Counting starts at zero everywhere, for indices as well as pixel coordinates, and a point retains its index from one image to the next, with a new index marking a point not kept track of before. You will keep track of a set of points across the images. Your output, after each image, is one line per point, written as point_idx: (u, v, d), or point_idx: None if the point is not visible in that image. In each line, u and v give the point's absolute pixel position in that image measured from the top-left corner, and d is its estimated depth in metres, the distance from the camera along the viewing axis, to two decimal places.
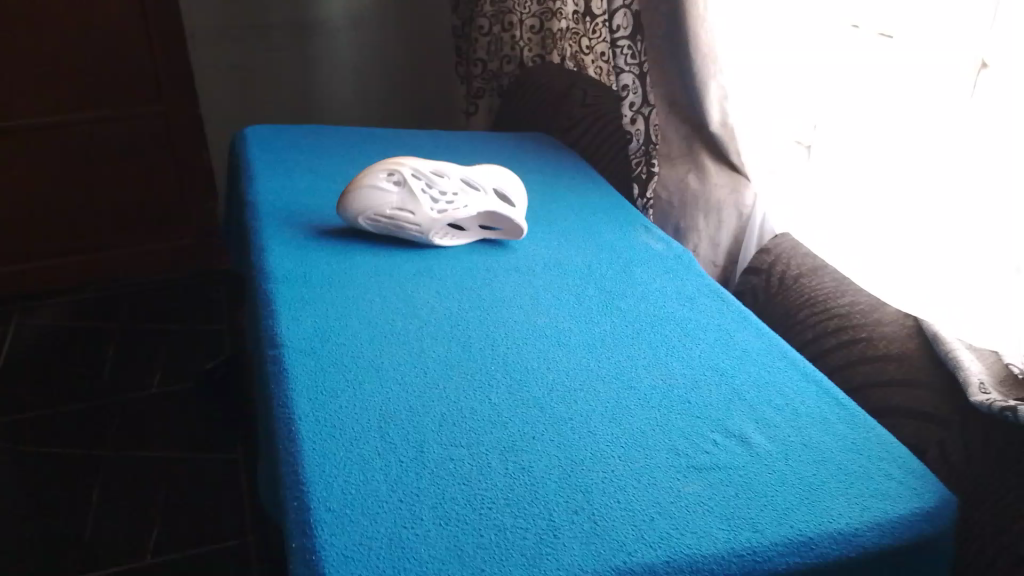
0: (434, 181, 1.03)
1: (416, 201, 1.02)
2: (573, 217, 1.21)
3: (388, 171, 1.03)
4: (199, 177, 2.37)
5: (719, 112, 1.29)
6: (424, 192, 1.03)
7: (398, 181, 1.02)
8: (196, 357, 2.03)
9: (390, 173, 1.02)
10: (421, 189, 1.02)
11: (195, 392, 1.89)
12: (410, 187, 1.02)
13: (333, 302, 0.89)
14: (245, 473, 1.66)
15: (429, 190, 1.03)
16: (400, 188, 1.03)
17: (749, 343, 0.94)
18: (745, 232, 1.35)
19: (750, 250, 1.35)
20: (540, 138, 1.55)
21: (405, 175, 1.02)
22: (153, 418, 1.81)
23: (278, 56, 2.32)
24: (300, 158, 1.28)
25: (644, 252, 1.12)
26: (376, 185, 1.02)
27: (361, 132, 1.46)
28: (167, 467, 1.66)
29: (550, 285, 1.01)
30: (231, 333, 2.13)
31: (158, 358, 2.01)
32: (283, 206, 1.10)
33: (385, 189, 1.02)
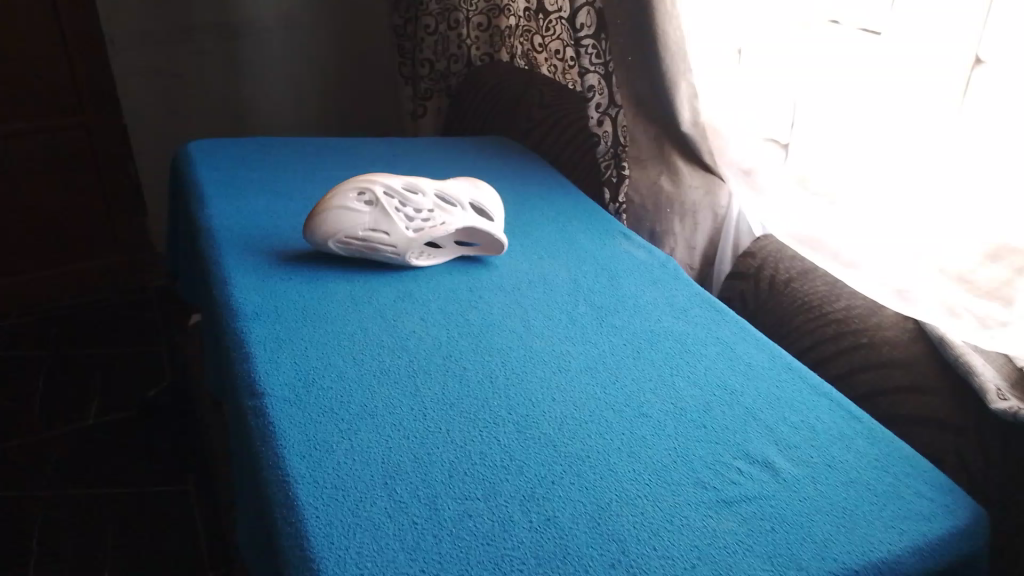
0: (409, 198, 0.96)
1: (391, 221, 0.95)
2: (550, 226, 1.15)
3: (358, 190, 0.95)
4: (126, 190, 2.22)
5: (690, 112, 1.25)
6: (399, 210, 0.96)
7: (371, 200, 0.95)
8: (137, 385, 1.89)
9: (361, 191, 0.95)
10: (395, 207, 0.95)
11: (140, 422, 1.77)
12: (384, 207, 0.95)
13: (313, 339, 0.81)
14: (201, 507, 1.55)
15: (404, 208, 0.96)
16: (372, 207, 0.95)
17: (753, 355, 0.90)
18: (720, 235, 1.31)
19: (728, 251, 1.31)
20: (499, 142, 1.49)
21: (377, 194, 0.95)
22: (94, 453, 1.68)
23: (207, 60, 2.19)
24: (254, 175, 1.19)
25: (629, 261, 1.07)
26: (347, 206, 0.94)
27: (315, 143, 1.37)
28: (115, 506, 1.54)
29: (539, 304, 0.95)
30: (171, 356, 2.00)
31: (95, 388, 1.87)
32: (244, 230, 1.02)
33: (356, 209, 0.94)
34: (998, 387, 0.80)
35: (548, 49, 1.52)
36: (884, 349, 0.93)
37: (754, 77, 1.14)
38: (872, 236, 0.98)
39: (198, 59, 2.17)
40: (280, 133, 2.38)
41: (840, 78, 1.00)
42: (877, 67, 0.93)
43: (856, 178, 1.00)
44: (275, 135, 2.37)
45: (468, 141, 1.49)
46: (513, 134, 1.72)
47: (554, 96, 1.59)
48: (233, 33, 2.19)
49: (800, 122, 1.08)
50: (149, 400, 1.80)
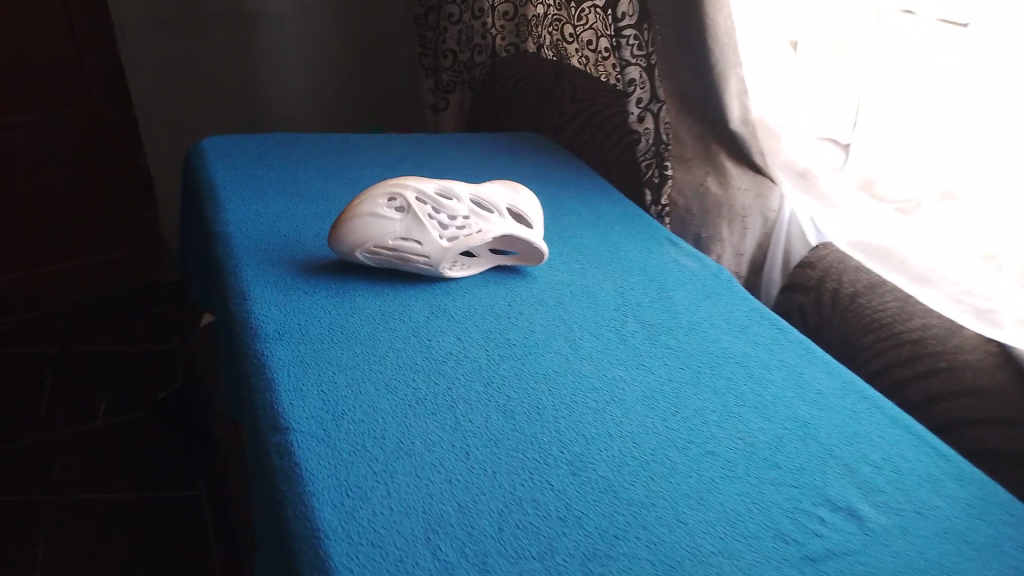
0: (442, 204, 0.88)
1: (423, 229, 0.87)
2: (590, 232, 1.07)
3: (389, 196, 0.87)
4: (137, 182, 2.15)
5: (739, 109, 1.15)
6: (432, 217, 0.88)
7: (402, 206, 0.87)
8: (146, 386, 1.82)
9: (391, 197, 0.87)
10: (428, 214, 0.88)
11: (151, 424, 1.70)
12: (416, 213, 0.87)
13: (341, 363, 0.74)
14: (214, 516, 1.48)
15: (437, 215, 0.88)
16: (403, 214, 0.87)
17: (823, 381, 0.82)
18: (770, 240, 1.21)
19: (777, 258, 1.21)
20: (530, 138, 1.41)
21: (409, 200, 0.87)
22: (103, 457, 1.61)
23: (220, 49, 2.11)
24: (272, 174, 1.11)
25: (679, 272, 0.99)
26: (376, 212, 0.86)
27: (336, 140, 1.29)
28: (124, 514, 1.48)
29: (585, 321, 0.87)
30: (182, 357, 1.92)
31: (104, 388, 1.81)
32: (263, 236, 0.94)
33: (386, 217, 0.86)
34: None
35: (580, 40, 1.45)
36: (960, 374, 0.82)
37: (812, 75, 1.06)
38: (934, 240, 0.93)
39: (211, 48, 2.09)
40: (294, 125, 2.30)
41: (915, 73, 0.91)
42: (963, 64, 0.85)
43: (926, 178, 0.93)
44: (290, 126, 2.30)
45: (498, 138, 1.40)
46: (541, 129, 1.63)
47: (587, 88, 1.48)
48: (247, 22, 2.11)
49: (863, 122, 0.99)
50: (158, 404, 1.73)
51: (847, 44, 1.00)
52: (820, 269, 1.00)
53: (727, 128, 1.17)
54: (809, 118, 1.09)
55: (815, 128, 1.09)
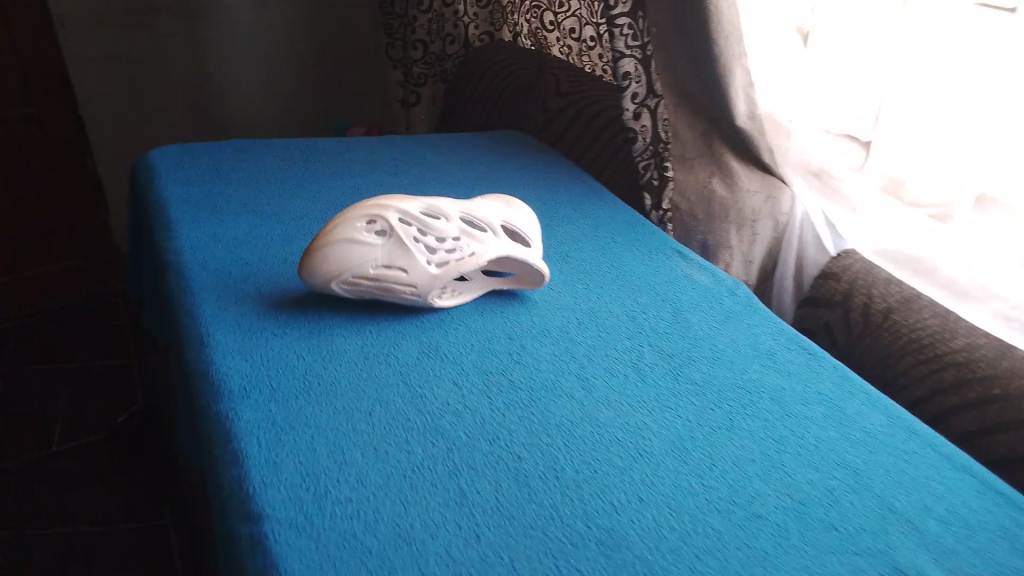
0: (430, 226, 0.77)
1: (409, 255, 0.76)
2: (590, 246, 0.97)
3: (368, 219, 0.75)
4: (88, 188, 1.99)
5: (745, 103, 1.06)
6: (418, 240, 0.77)
7: (383, 229, 0.76)
8: (101, 406, 1.66)
9: (370, 219, 0.75)
10: (413, 237, 0.76)
11: (106, 447, 1.55)
12: (400, 237, 0.76)
13: (320, 426, 0.62)
14: (179, 546, 1.32)
15: (424, 237, 0.77)
16: (385, 238, 0.76)
17: (867, 417, 0.72)
18: (780, 246, 1.12)
19: (789, 263, 1.11)
20: (513, 136, 1.30)
21: (392, 222, 0.75)
22: (54, 486, 1.45)
23: (170, 42, 1.96)
24: (231, 188, 0.99)
25: (692, 290, 0.89)
26: (353, 237, 0.75)
27: (303, 146, 1.17)
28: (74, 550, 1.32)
29: (597, 353, 0.76)
30: (139, 374, 1.77)
31: (56, 409, 1.65)
32: (224, 265, 0.82)
33: (365, 242, 0.75)
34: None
35: (561, 28, 1.38)
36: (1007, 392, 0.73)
37: (829, 67, 0.97)
38: (964, 246, 0.85)
39: (160, 41, 1.94)
40: (252, 121, 2.16)
41: (954, 65, 0.81)
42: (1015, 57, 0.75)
43: (959, 177, 0.84)
44: (250, 123, 2.15)
45: (479, 139, 1.29)
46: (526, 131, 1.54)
47: (573, 81, 1.36)
48: (199, 13, 1.96)
49: (885, 116, 0.91)
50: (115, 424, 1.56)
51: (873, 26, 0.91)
52: (848, 276, 0.91)
53: (731, 124, 1.08)
54: (828, 115, 1.00)
55: (830, 123, 1.00)
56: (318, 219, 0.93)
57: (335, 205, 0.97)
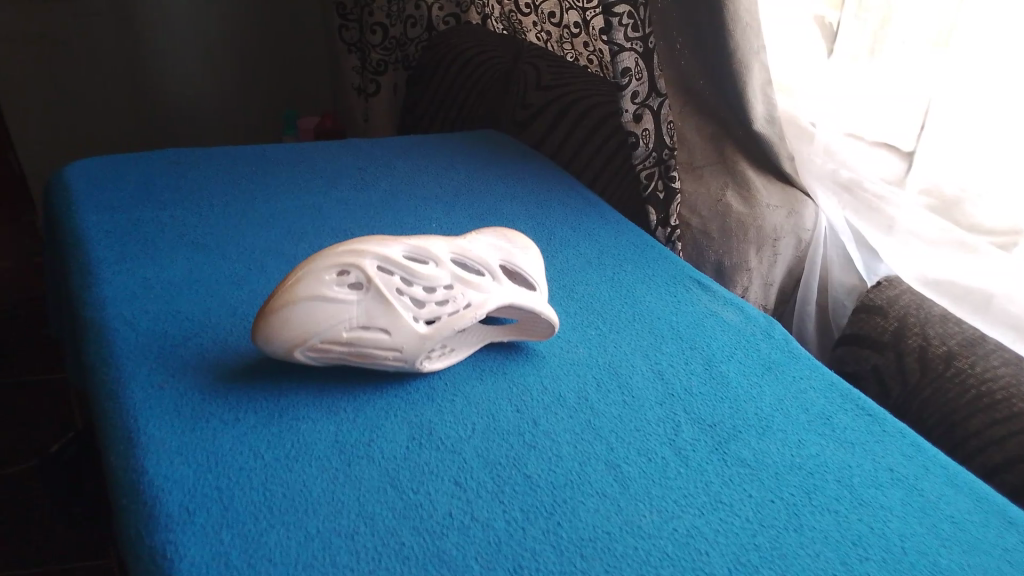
0: (417, 273, 0.62)
1: (391, 313, 0.61)
2: (598, 276, 0.82)
3: (339, 269, 0.60)
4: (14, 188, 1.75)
5: (764, 104, 0.92)
6: (402, 291, 0.62)
7: (358, 281, 0.60)
8: (23, 426, 1.43)
9: (341, 268, 0.60)
10: (396, 287, 0.62)
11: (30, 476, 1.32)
12: (380, 289, 0.61)
13: (288, 563, 0.47)
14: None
15: (409, 287, 0.62)
16: (360, 291, 0.61)
17: (950, 502, 0.61)
18: (802, 265, 0.98)
19: (812, 287, 0.97)
20: (493, 136, 1.16)
21: (369, 273, 0.60)
22: None
23: (94, 24, 1.73)
24: (165, 214, 0.82)
25: (722, 332, 0.76)
26: (321, 294, 0.59)
27: (250, 156, 0.99)
28: None
29: (626, 428, 0.63)
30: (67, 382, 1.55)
31: None
32: (158, 324, 0.66)
33: (336, 297, 0.60)
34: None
35: (541, 11, 1.22)
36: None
37: (868, 71, 0.83)
38: None
39: (81, 22, 1.72)
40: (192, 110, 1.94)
41: None
42: None
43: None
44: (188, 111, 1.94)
45: (453, 142, 1.13)
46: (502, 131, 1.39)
47: (556, 72, 1.19)
48: None
49: (934, 128, 0.78)
50: (41, 455, 1.34)
51: (912, 15, 0.77)
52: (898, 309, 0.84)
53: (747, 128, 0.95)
54: (856, 119, 0.87)
55: (864, 128, 0.87)
56: (273, 255, 0.78)
57: (292, 234, 0.82)
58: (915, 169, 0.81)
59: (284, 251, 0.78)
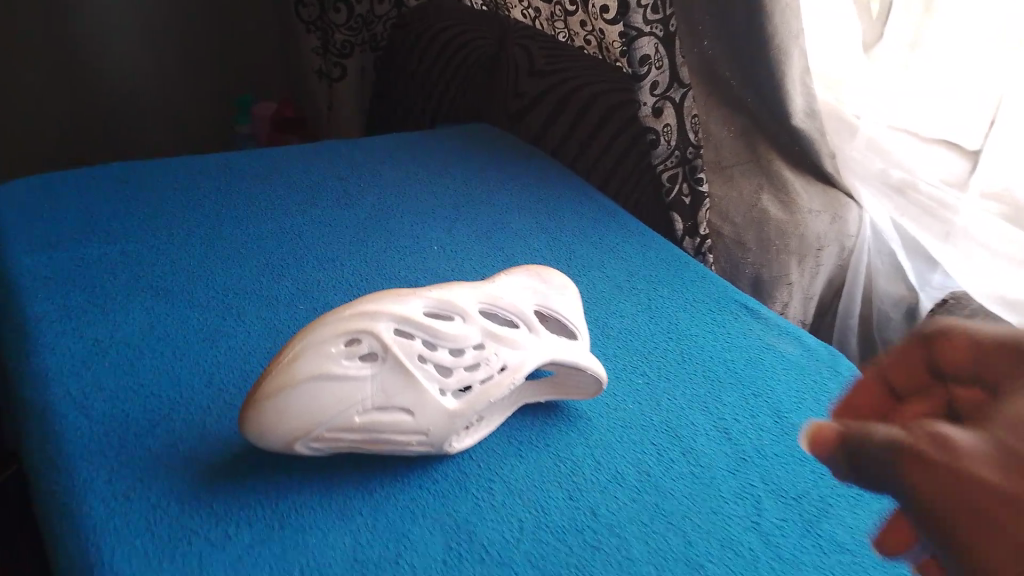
0: (442, 334, 0.50)
1: (414, 388, 0.49)
2: (633, 306, 0.71)
3: (347, 338, 0.48)
4: None
5: (803, 96, 0.82)
6: (425, 358, 0.50)
7: (371, 351, 0.48)
8: None
9: (350, 336, 0.48)
10: (419, 354, 0.50)
11: None
12: (398, 359, 0.49)
13: None
14: None
15: (434, 352, 0.50)
16: (374, 362, 0.48)
17: None
18: None
19: None
20: (486, 131, 1.03)
21: (386, 340, 0.48)
22: None
23: None
24: (116, 252, 0.68)
25: (783, 372, 0.66)
26: (326, 372, 0.47)
27: (211, 166, 0.85)
28: None
29: (702, 513, 0.52)
30: None
31: None
32: (116, 405, 0.53)
33: (346, 375, 0.47)
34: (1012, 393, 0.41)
35: None
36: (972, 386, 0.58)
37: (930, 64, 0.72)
38: None
39: None
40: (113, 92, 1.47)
41: None
42: None
43: None
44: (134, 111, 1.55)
45: (441, 139, 1.00)
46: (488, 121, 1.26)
47: (550, 56, 1.06)
48: None
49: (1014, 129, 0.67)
50: None
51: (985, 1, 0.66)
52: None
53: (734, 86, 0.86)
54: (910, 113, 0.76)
55: (921, 125, 0.76)
56: (251, 299, 0.65)
57: (271, 270, 0.69)
58: (978, 171, 0.72)
59: (264, 294, 0.66)
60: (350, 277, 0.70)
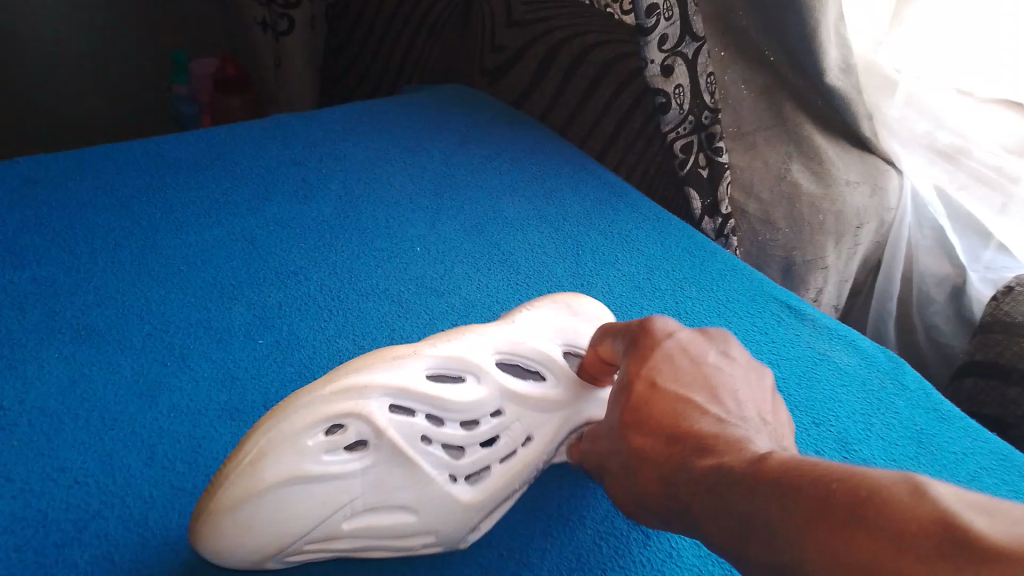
0: (451, 405, 0.39)
1: (418, 481, 0.38)
2: (660, 309, 0.60)
3: (327, 423, 0.36)
4: None
5: (839, 51, 0.69)
6: (430, 439, 0.39)
7: (360, 437, 0.37)
8: None
9: (332, 419, 0.36)
10: (422, 435, 0.38)
11: None
12: (395, 445, 0.37)
13: None
14: None
15: (441, 430, 0.39)
16: (364, 453, 0.37)
17: None
18: (879, 252, 0.81)
19: (893, 286, 0.80)
20: (465, 94, 0.89)
21: (381, 423, 0.37)
22: None
23: None
24: (23, 283, 0.55)
25: (841, 390, 0.56)
26: (299, 472, 0.35)
27: (140, 156, 0.70)
28: None
29: None
30: None
31: None
32: (27, 502, 0.41)
33: (326, 474, 0.36)
34: (721, 348, 0.41)
35: None
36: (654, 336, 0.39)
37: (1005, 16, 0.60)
38: None
39: None
40: (30, 68, 1.16)
41: None
42: None
43: None
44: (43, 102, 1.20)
45: (411, 106, 0.86)
46: (461, 79, 1.11)
47: None
48: None
49: None
50: None
51: None
52: None
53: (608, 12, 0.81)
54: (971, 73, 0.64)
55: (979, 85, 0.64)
56: (200, 334, 0.53)
57: (220, 292, 0.57)
58: None
59: (213, 327, 0.54)
60: (318, 295, 0.57)
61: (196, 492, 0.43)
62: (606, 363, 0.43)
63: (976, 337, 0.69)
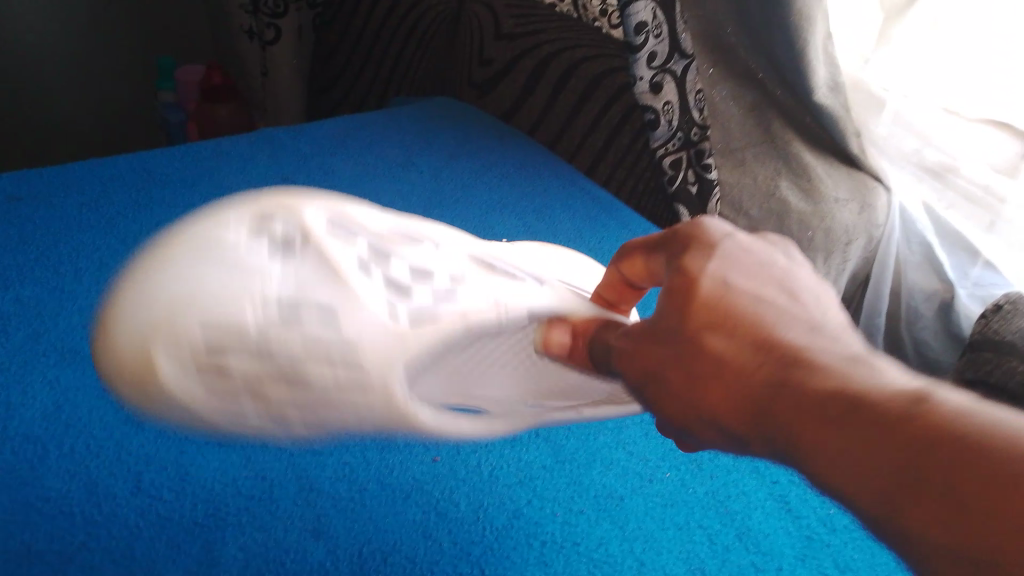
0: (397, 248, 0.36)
1: (347, 296, 0.32)
2: None
3: (251, 220, 0.33)
4: None
5: (827, 70, 0.70)
6: (371, 268, 0.34)
7: (287, 239, 0.33)
8: None
9: (258, 215, 0.33)
10: (363, 261, 0.34)
11: None
12: (325, 253, 0.32)
13: None
14: None
15: (386, 266, 0.35)
16: (288, 257, 0.32)
17: None
18: (868, 268, 0.82)
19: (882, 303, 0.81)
20: (455, 107, 0.89)
21: (310, 230, 0.33)
22: None
23: None
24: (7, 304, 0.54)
25: None
26: (207, 254, 0.31)
27: (126, 171, 0.69)
28: None
29: None
30: None
31: None
32: (11, 533, 0.40)
33: (243, 261, 0.31)
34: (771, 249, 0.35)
35: None
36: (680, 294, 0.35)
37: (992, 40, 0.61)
38: None
39: None
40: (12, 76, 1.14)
41: None
42: None
43: None
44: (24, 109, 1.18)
45: (401, 119, 0.85)
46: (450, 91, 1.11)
47: (518, 15, 0.92)
48: None
49: None
50: None
51: None
52: None
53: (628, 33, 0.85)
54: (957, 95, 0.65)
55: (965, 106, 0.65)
56: None
57: None
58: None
59: None
60: None
61: (184, 521, 0.42)
62: (625, 279, 0.43)
63: (965, 356, 0.69)
